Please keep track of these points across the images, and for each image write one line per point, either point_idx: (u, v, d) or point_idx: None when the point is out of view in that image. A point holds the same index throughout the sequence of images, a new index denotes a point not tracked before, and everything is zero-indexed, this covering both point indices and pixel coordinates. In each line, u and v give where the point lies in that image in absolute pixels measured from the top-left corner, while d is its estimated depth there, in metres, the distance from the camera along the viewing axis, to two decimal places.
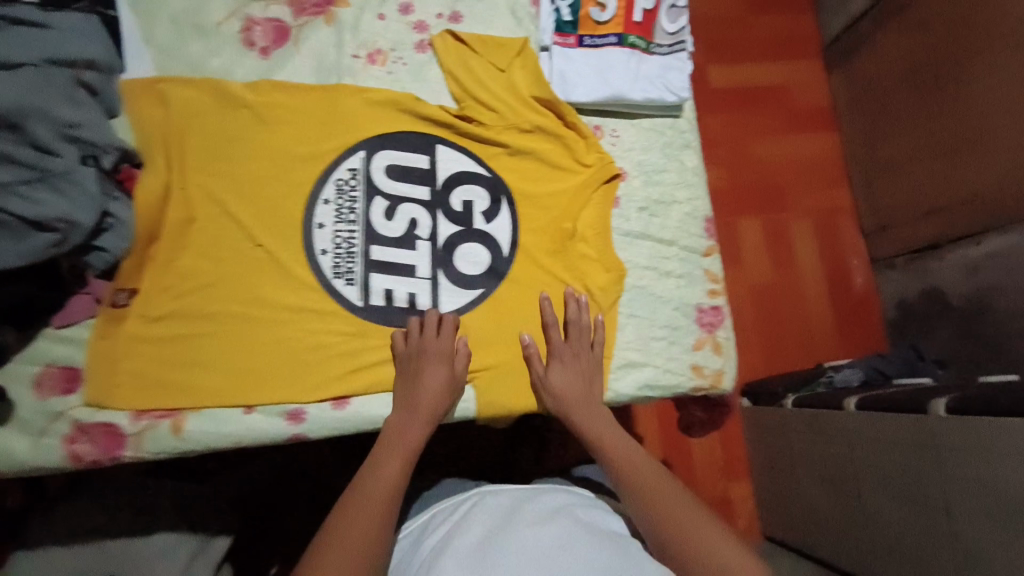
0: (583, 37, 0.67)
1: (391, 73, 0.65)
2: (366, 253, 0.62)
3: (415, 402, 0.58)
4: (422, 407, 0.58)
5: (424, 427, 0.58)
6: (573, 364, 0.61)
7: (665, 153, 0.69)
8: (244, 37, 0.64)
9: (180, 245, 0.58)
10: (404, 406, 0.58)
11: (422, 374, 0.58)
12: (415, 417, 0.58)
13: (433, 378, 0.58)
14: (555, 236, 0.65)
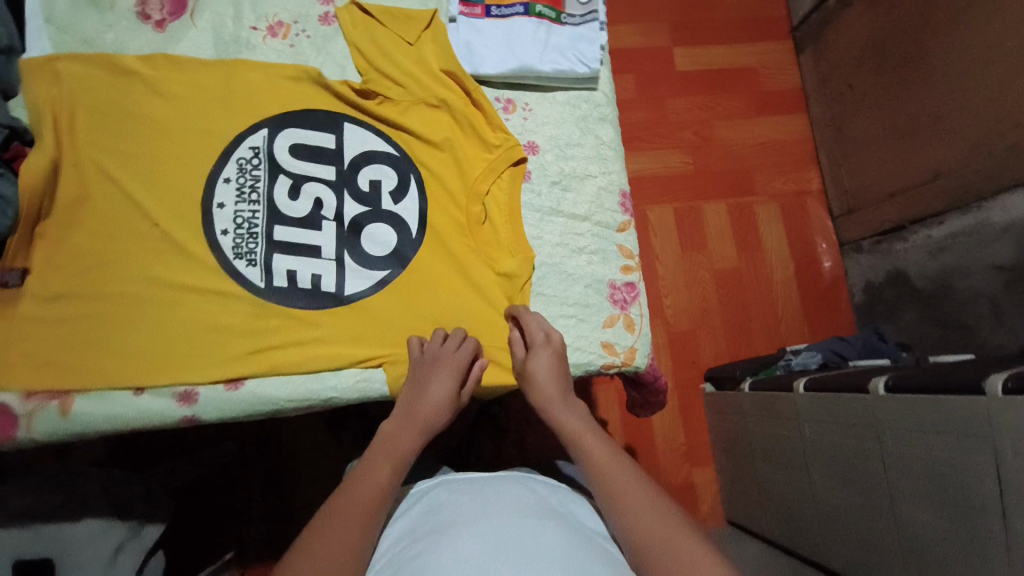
0: (490, 6, 0.68)
1: (292, 45, 0.65)
2: (268, 233, 0.61)
3: (419, 409, 0.57)
4: (424, 416, 0.57)
5: (425, 435, 0.57)
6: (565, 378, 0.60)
7: (580, 128, 0.69)
8: (141, 10, 0.64)
9: (86, 214, 0.58)
10: (408, 414, 0.57)
11: (428, 385, 0.58)
12: (413, 424, 0.57)
13: (439, 388, 0.57)
14: (464, 212, 0.64)
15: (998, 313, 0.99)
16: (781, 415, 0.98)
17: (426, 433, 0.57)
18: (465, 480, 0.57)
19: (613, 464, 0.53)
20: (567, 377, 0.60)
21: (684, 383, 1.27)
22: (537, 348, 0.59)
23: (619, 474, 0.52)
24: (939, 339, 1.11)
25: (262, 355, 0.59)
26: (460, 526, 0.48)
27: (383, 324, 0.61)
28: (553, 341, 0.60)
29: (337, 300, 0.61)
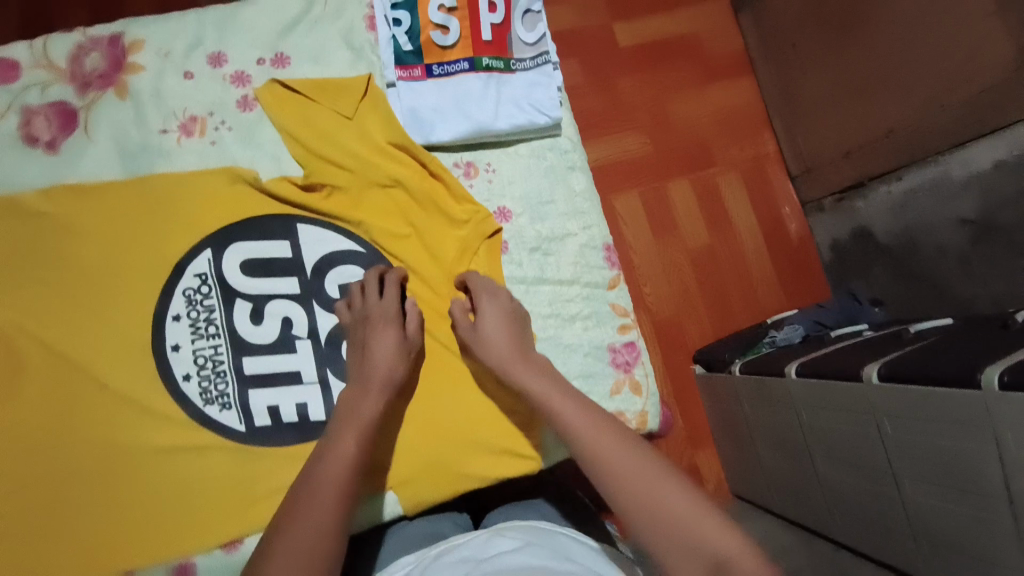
0: (429, 67, 0.82)
1: (213, 142, 0.77)
2: (238, 369, 0.71)
3: (374, 362, 0.69)
4: (387, 359, 0.70)
5: (395, 374, 0.70)
6: (523, 345, 0.73)
7: (549, 181, 0.84)
8: (26, 133, 0.74)
9: None
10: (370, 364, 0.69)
11: (371, 342, 0.70)
12: (371, 386, 0.68)
13: (383, 339, 0.70)
14: (446, 305, 0.79)
15: (966, 265, 1.01)
16: (775, 397, 1.00)
17: (389, 377, 0.69)
18: (465, 544, 0.58)
19: (590, 425, 0.64)
20: (524, 340, 0.74)
21: (675, 370, 1.28)
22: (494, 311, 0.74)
23: (601, 438, 0.63)
24: (910, 292, 1.14)
25: (260, 505, 0.68)
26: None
27: None
28: (491, 299, 0.74)
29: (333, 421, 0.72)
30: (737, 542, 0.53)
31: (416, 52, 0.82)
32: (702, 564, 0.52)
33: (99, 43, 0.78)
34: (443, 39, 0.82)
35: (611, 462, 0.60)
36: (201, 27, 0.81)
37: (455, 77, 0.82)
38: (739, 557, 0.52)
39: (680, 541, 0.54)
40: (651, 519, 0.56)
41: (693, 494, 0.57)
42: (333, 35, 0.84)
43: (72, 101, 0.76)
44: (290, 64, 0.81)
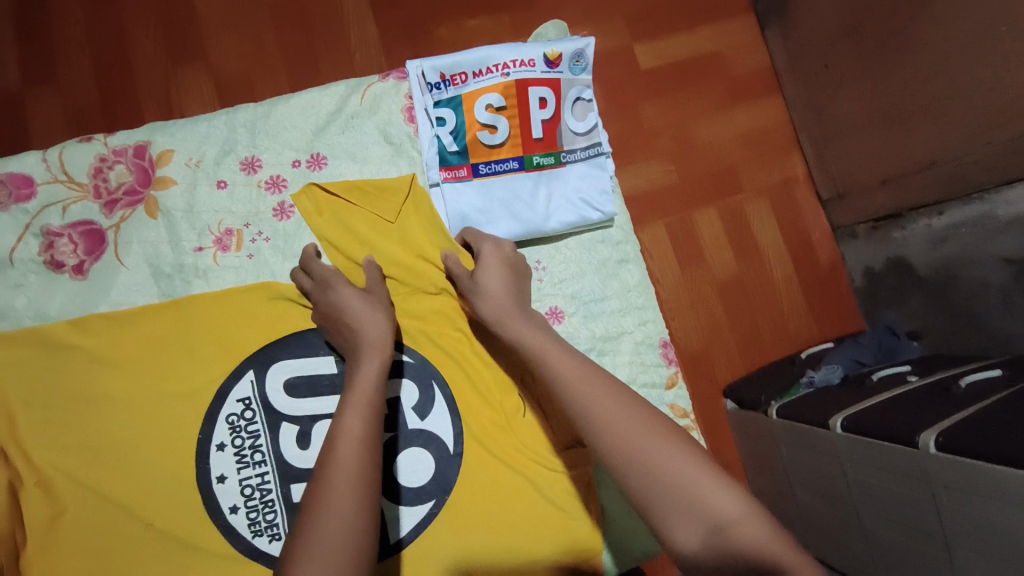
0: (477, 164, 0.96)
1: (255, 254, 0.90)
2: (286, 496, 0.80)
3: (362, 326, 0.79)
4: (374, 323, 0.79)
5: (387, 337, 0.79)
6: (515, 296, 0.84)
7: (603, 280, 0.97)
8: (56, 256, 0.87)
9: None
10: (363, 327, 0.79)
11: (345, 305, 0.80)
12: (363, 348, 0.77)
13: (350, 296, 0.80)
14: (501, 415, 0.87)
15: (1009, 303, 0.97)
16: (817, 448, 0.98)
17: (380, 335, 0.78)
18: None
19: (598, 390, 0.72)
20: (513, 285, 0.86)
21: (706, 407, 1.26)
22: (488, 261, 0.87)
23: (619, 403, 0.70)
24: (949, 326, 1.10)
25: None
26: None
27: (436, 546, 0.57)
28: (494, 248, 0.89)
29: (393, 548, 0.78)
30: (738, 509, 0.61)
31: (460, 152, 0.96)
32: (704, 526, 0.61)
33: (125, 154, 0.92)
34: (491, 138, 0.96)
35: (625, 427, 0.68)
36: (236, 131, 0.94)
37: (504, 176, 0.97)
38: (738, 524, 0.61)
39: (687, 503, 0.62)
40: (662, 482, 0.64)
41: (699, 459, 0.65)
42: (373, 134, 0.97)
43: (97, 222, 0.89)
44: (324, 159, 0.95)
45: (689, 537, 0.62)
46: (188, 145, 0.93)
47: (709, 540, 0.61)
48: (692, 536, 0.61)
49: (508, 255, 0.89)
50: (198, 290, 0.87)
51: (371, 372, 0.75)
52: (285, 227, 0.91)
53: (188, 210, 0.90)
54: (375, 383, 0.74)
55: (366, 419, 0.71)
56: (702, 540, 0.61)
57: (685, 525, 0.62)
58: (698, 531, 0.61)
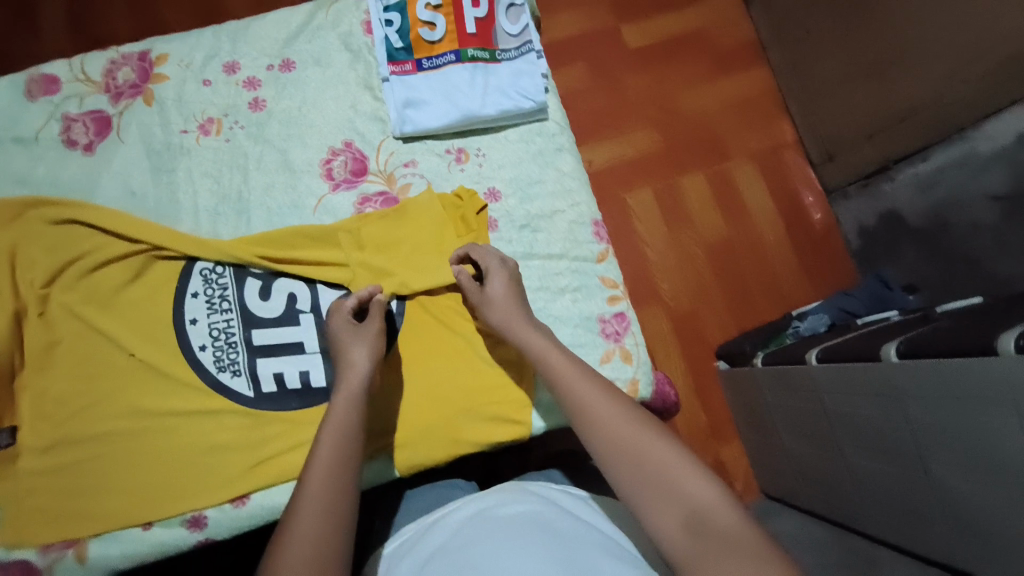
0: (421, 61, 0.67)
1: (229, 140, 0.65)
2: (248, 340, 0.60)
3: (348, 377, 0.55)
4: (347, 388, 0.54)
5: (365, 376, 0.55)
6: (516, 288, 0.60)
7: (538, 164, 0.68)
8: (65, 137, 0.64)
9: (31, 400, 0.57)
10: (341, 373, 0.55)
11: (344, 360, 0.56)
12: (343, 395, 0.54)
13: (349, 351, 0.56)
14: None
15: (998, 242, 0.94)
16: (800, 383, 0.96)
17: (346, 384, 0.54)
18: (466, 505, 0.56)
19: (571, 368, 0.55)
20: (521, 294, 0.60)
21: (697, 362, 1.26)
22: (489, 268, 0.60)
23: (573, 385, 0.53)
24: (943, 273, 1.07)
25: (266, 467, 0.58)
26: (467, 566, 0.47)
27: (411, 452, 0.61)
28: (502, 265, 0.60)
29: None
30: (711, 488, 0.45)
31: (406, 48, 0.67)
32: (677, 511, 0.45)
33: (130, 57, 0.66)
34: (432, 33, 0.67)
35: (600, 409, 0.51)
36: (213, 37, 0.68)
37: (446, 71, 0.67)
38: (716, 506, 0.44)
39: (656, 489, 0.46)
40: (633, 477, 0.47)
41: (676, 444, 0.49)
42: (336, 39, 0.69)
43: (108, 110, 0.65)
44: (298, 71, 0.68)
45: (665, 534, 0.44)
46: (177, 52, 0.67)
47: (689, 532, 0.44)
48: (670, 531, 0.44)
49: (514, 273, 0.61)
50: (183, 180, 0.64)
51: (343, 428, 0.52)
52: (260, 123, 0.66)
53: (185, 114, 0.66)
54: (343, 441, 0.51)
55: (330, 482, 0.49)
56: (678, 529, 0.44)
57: (664, 506, 0.45)
58: (674, 524, 0.44)
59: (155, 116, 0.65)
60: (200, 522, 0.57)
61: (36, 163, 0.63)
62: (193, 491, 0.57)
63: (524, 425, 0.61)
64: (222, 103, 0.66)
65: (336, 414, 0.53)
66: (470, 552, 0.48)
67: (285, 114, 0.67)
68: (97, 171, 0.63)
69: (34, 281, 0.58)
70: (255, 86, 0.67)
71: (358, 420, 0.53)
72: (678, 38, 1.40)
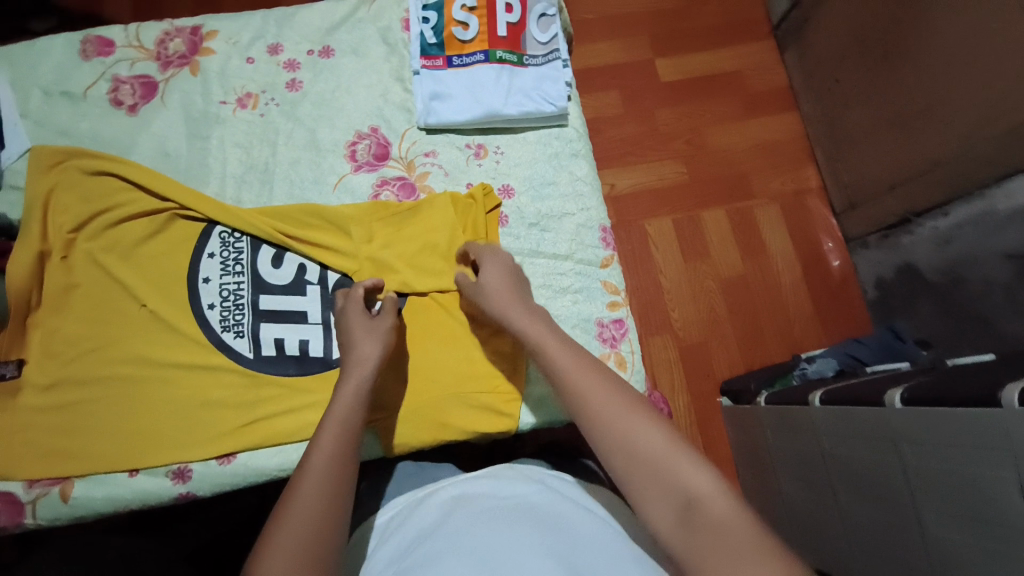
0: (451, 57, 0.70)
1: (262, 115, 0.69)
2: (254, 305, 0.62)
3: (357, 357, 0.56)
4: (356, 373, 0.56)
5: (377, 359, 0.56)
6: (515, 281, 0.60)
7: (552, 166, 0.70)
8: (112, 97, 0.68)
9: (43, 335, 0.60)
10: (352, 359, 0.56)
11: (354, 342, 0.57)
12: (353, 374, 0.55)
13: (361, 335, 0.57)
14: None
15: (1013, 302, 0.93)
16: (800, 425, 0.94)
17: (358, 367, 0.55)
18: (457, 486, 0.55)
19: (564, 355, 0.54)
20: (519, 285, 0.60)
21: (700, 396, 1.24)
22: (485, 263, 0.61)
23: (567, 374, 0.53)
24: (957, 330, 1.05)
25: (253, 428, 0.59)
26: (451, 547, 0.47)
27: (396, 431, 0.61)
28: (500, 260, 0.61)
29: None
30: (704, 476, 0.44)
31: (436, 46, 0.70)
32: (671, 502, 0.44)
33: (183, 30, 0.71)
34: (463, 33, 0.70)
35: (592, 401, 0.50)
36: (261, 19, 0.72)
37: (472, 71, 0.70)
38: (710, 495, 0.43)
39: (648, 482, 0.45)
40: (626, 471, 0.46)
41: (671, 432, 0.48)
42: (372, 32, 0.73)
43: (155, 77, 0.69)
44: (335, 58, 0.71)
45: (659, 526, 0.44)
46: (226, 30, 0.71)
47: (683, 524, 0.43)
48: (664, 523, 0.44)
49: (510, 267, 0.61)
50: (215, 147, 0.68)
51: (349, 411, 0.53)
52: (293, 104, 0.70)
53: (224, 88, 0.69)
54: (347, 426, 0.51)
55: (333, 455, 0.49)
56: (672, 521, 0.44)
57: (659, 498, 0.45)
58: (667, 516, 0.44)
59: (195, 85, 0.69)
60: (182, 476, 0.58)
61: (80, 118, 0.67)
62: (181, 444, 0.58)
63: (511, 418, 0.62)
64: (262, 81, 0.70)
65: (344, 395, 0.53)
66: (463, 532, 0.48)
67: (319, 97, 0.70)
68: (136, 131, 0.67)
69: (66, 222, 0.62)
70: (294, 68, 0.71)
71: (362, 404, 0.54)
72: (710, 77, 1.43)
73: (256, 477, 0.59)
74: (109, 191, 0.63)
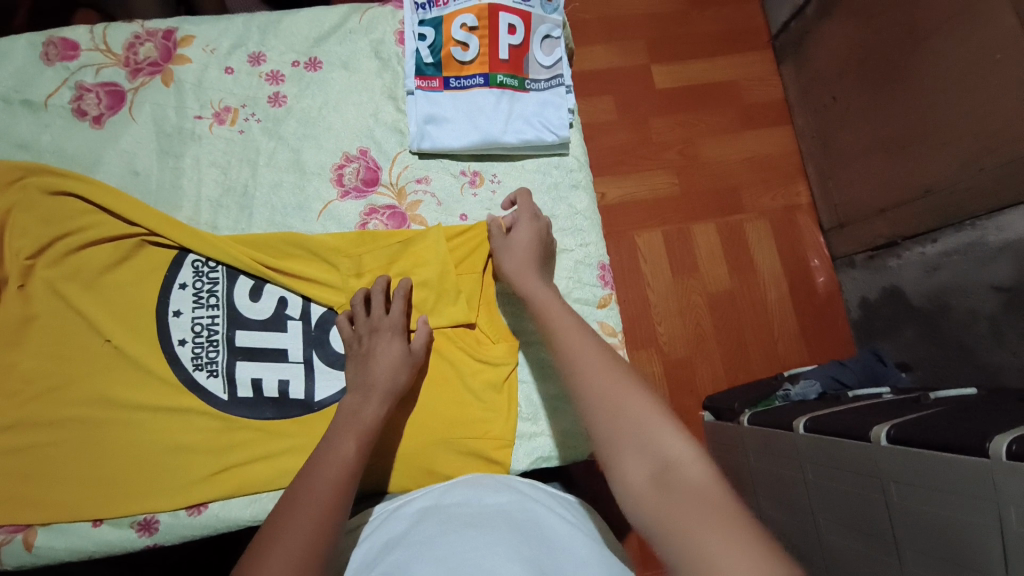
0: (448, 78, 0.66)
1: (242, 132, 0.64)
2: (230, 343, 0.58)
3: (372, 373, 0.55)
4: (349, 414, 0.53)
5: (399, 382, 0.55)
6: (539, 246, 0.60)
7: (551, 197, 0.67)
8: (76, 106, 0.62)
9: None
10: (367, 387, 0.54)
11: (375, 356, 0.56)
12: (373, 395, 0.54)
13: (386, 351, 0.56)
14: None
15: (997, 334, 0.94)
16: (780, 454, 0.93)
17: (363, 392, 0.54)
18: (423, 497, 0.51)
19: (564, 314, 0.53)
20: (542, 251, 0.60)
21: (684, 412, 1.24)
22: (519, 220, 0.61)
23: (566, 331, 0.52)
24: (939, 357, 1.06)
25: (228, 475, 0.56)
26: (415, 556, 0.42)
27: (381, 477, 0.58)
28: (531, 221, 0.61)
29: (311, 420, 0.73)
30: (688, 446, 0.42)
31: (432, 66, 0.66)
32: (646, 462, 0.42)
33: (155, 34, 0.65)
34: (462, 53, 0.66)
35: (586, 356, 0.49)
36: (242, 25, 0.67)
37: (470, 93, 0.66)
38: (690, 463, 0.41)
39: (627, 437, 0.43)
40: (606, 422, 0.45)
41: (660, 402, 0.46)
42: (364, 46, 0.68)
43: (124, 85, 0.63)
44: (324, 72, 0.67)
45: (630, 482, 0.42)
46: (204, 36, 0.66)
47: (655, 483, 0.40)
48: (634, 480, 0.41)
49: (541, 232, 0.61)
50: (189, 164, 0.63)
51: (329, 479, 0.47)
52: (276, 121, 0.65)
53: (200, 99, 0.64)
54: (330, 501, 0.46)
55: (326, 501, 0.45)
56: (644, 479, 0.41)
57: (633, 455, 0.42)
58: (640, 473, 0.41)
59: (167, 95, 0.64)
60: (149, 527, 0.54)
61: (41, 130, 0.61)
62: (146, 492, 0.54)
63: (500, 465, 0.59)
64: (242, 94, 0.65)
65: (334, 462, 0.49)
66: (442, 531, 0.44)
67: (305, 115, 0.65)
68: (102, 146, 0.62)
69: (23, 247, 0.57)
70: (279, 81, 0.66)
71: (347, 475, 0.48)
72: (706, 86, 1.40)
73: (230, 527, 0.56)
74: (70, 212, 0.58)
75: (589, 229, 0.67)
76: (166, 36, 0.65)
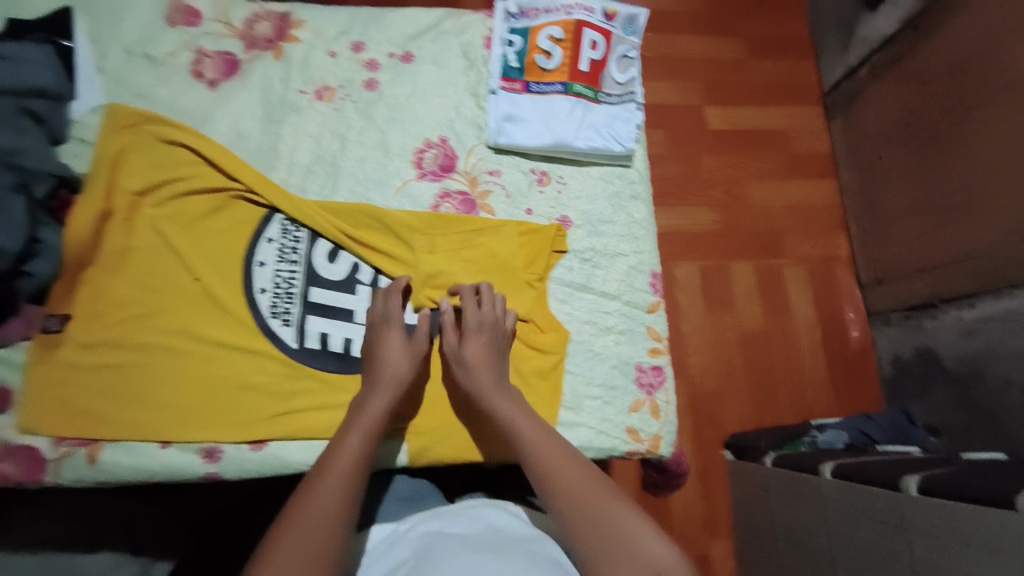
0: (530, 82, 0.71)
1: (337, 109, 0.69)
2: (306, 297, 0.62)
3: (383, 361, 0.58)
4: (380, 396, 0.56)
5: (407, 366, 0.58)
6: (493, 355, 0.59)
7: (612, 205, 0.71)
8: (194, 69, 0.69)
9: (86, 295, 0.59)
10: (395, 368, 0.57)
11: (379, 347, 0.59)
12: (383, 386, 0.57)
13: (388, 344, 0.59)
14: None
15: None
16: (802, 495, 0.93)
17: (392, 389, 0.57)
18: (428, 518, 0.54)
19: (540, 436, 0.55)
20: (499, 360, 0.60)
21: (706, 447, 1.23)
22: (470, 329, 0.60)
23: (541, 454, 0.54)
24: (970, 423, 1.05)
25: (286, 419, 0.59)
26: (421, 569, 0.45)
27: None
28: (486, 326, 0.60)
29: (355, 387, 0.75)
30: (665, 548, 0.48)
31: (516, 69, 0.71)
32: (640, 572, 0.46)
33: (271, 14, 0.72)
34: (544, 61, 0.71)
35: (566, 480, 0.52)
36: (347, 15, 0.73)
37: (547, 98, 0.70)
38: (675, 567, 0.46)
39: (620, 553, 0.47)
40: (596, 542, 0.48)
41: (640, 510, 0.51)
42: (454, 45, 0.74)
43: (237, 55, 0.70)
44: (415, 64, 0.72)
45: None
46: (313, 20, 0.72)
47: None
48: None
49: (496, 338, 0.60)
50: (286, 132, 0.68)
51: (348, 472, 0.52)
52: (370, 103, 0.70)
53: (302, 74, 0.70)
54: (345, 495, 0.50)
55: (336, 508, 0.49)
56: None
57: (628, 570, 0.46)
58: None
59: (275, 67, 0.70)
60: (211, 456, 0.58)
61: (161, 84, 0.68)
62: (211, 423, 0.58)
63: None
64: (341, 74, 0.71)
65: None
66: (438, 551, 0.47)
67: (395, 100, 0.71)
68: (213, 106, 0.68)
69: (131, 183, 0.62)
70: (375, 66, 0.72)
71: None
72: (756, 132, 1.44)
73: (283, 468, 0.59)
74: (180, 160, 0.64)
75: (645, 237, 0.70)
76: (280, 17, 0.72)
